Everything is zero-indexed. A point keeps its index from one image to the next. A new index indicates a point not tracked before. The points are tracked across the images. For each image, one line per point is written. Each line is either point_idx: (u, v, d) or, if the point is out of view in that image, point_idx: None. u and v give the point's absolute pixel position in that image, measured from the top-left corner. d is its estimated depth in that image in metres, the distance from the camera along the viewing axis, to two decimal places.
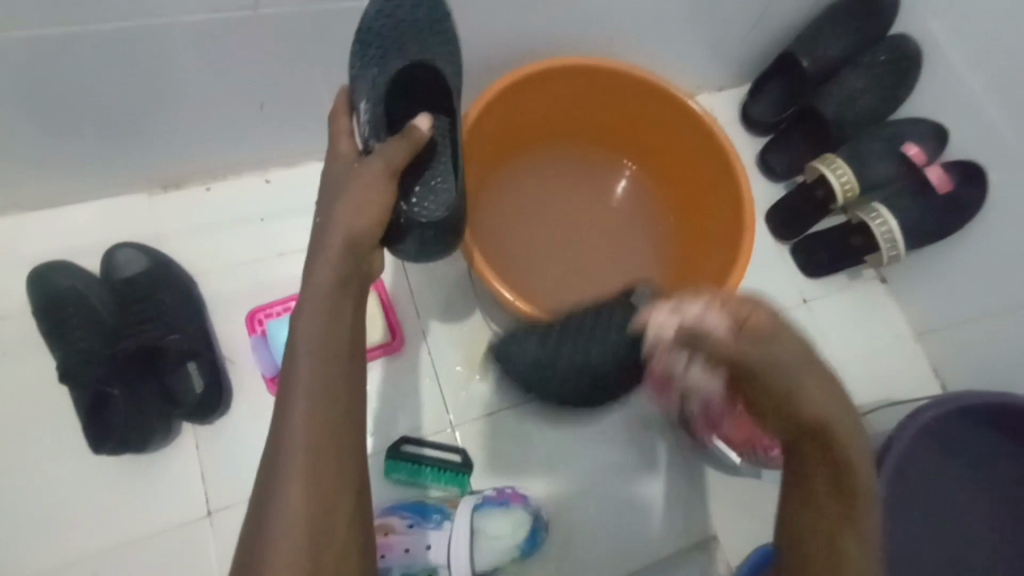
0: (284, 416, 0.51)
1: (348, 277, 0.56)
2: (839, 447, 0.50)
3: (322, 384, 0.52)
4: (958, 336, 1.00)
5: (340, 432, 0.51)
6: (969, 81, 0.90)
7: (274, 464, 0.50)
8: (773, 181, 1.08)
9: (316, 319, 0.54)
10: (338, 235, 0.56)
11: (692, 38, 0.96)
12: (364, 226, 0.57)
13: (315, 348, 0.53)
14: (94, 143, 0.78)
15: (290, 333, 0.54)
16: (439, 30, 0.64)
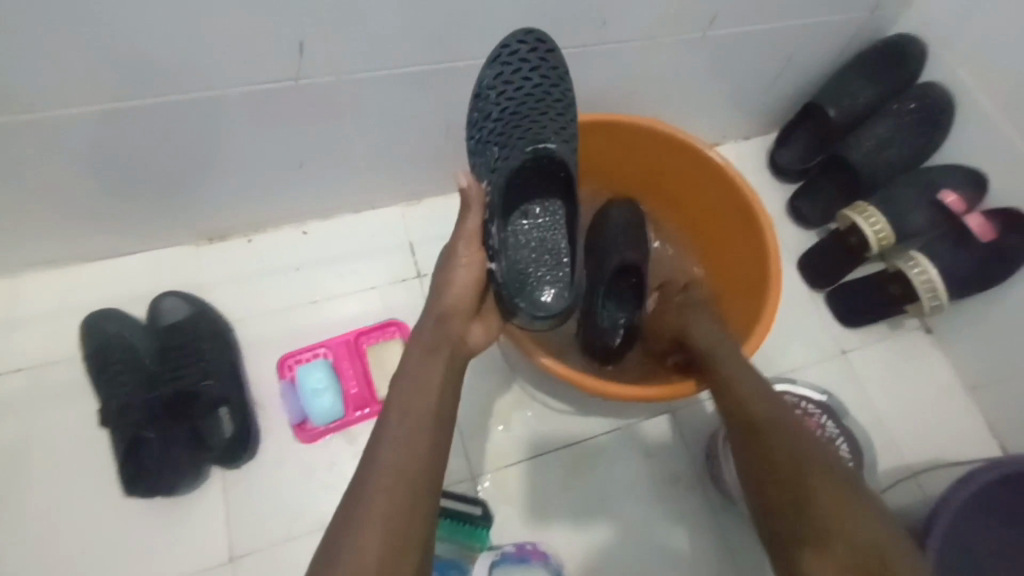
0: (371, 456, 0.55)
1: (438, 344, 0.62)
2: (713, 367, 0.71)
3: (411, 437, 0.56)
4: (1014, 393, 0.93)
5: (418, 482, 0.53)
6: (1005, 128, 0.88)
7: (353, 503, 0.52)
8: (805, 228, 1.07)
9: (410, 378, 0.60)
10: (434, 308, 0.65)
11: (716, 91, 0.98)
12: (458, 302, 0.65)
13: (410, 403, 0.58)
14: (151, 200, 0.84)
15: (390, 389, 0.59)
16: (558, 114, 0.69)
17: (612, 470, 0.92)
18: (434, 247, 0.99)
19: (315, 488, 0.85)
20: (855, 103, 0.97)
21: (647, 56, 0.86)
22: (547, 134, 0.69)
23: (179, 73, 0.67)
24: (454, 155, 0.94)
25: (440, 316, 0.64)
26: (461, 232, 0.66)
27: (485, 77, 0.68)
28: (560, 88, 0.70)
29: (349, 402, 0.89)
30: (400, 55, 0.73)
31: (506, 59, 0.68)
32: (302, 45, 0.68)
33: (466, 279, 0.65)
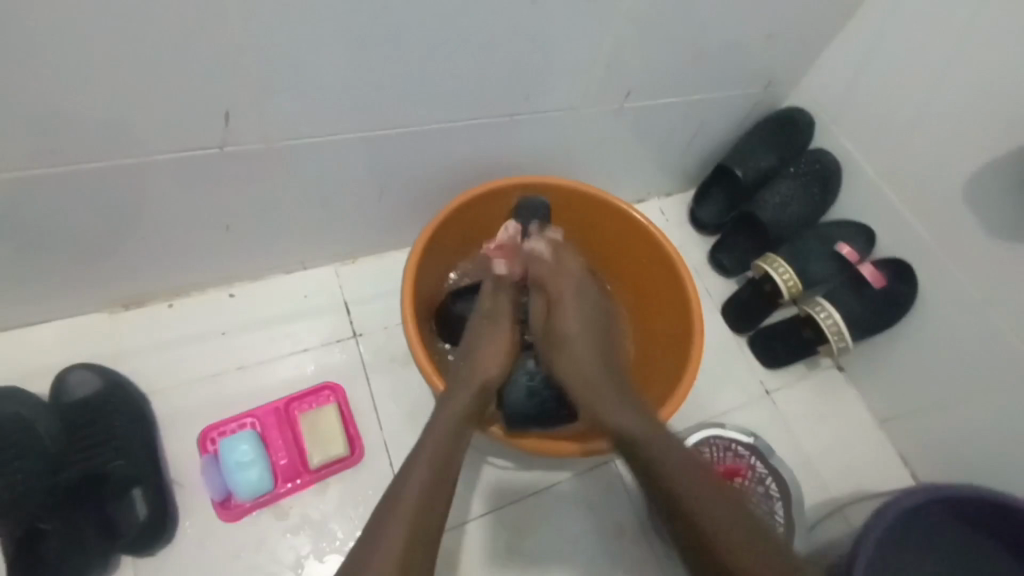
0: (397, 488, 0.58)
1: (473, 411, 0.69)
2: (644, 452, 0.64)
3: (431, 488, 0.58)
4: (918, 426, 1.01)
5: (426, 537, 0.55)
6: (884, 189, 1.00)
7: (370, 541, 0.53)
8: (725, 277, 1.15)
9: (441, 436, 0.63)
10: (477, 376, 0.72)
11: (638, 154, 1.06)
12: (494, 372, 0.74)
13: (435, 458, 0.61)
14: (64, 268, 0.80)
15: (417, 442, 0.63)
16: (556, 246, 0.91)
17: (554, 524, 0.91)
18: (371, 306, 0.99)
19: (241, 570, 0.79)
20: (757, 166, 1.07)
21: (571, 125, 0.93)
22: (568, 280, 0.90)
23: (99, 143, 0.66)
24: (389, 216, 0.96)
25: (479, 385, 0.71)
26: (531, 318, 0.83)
27: (526, 223, 0.89)
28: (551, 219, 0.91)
29: (279, 473, 0.84)
30: (331, 124, 0.75)
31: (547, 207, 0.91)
32: (231, 115, 0.69)
33: (493, 349, 0.76)
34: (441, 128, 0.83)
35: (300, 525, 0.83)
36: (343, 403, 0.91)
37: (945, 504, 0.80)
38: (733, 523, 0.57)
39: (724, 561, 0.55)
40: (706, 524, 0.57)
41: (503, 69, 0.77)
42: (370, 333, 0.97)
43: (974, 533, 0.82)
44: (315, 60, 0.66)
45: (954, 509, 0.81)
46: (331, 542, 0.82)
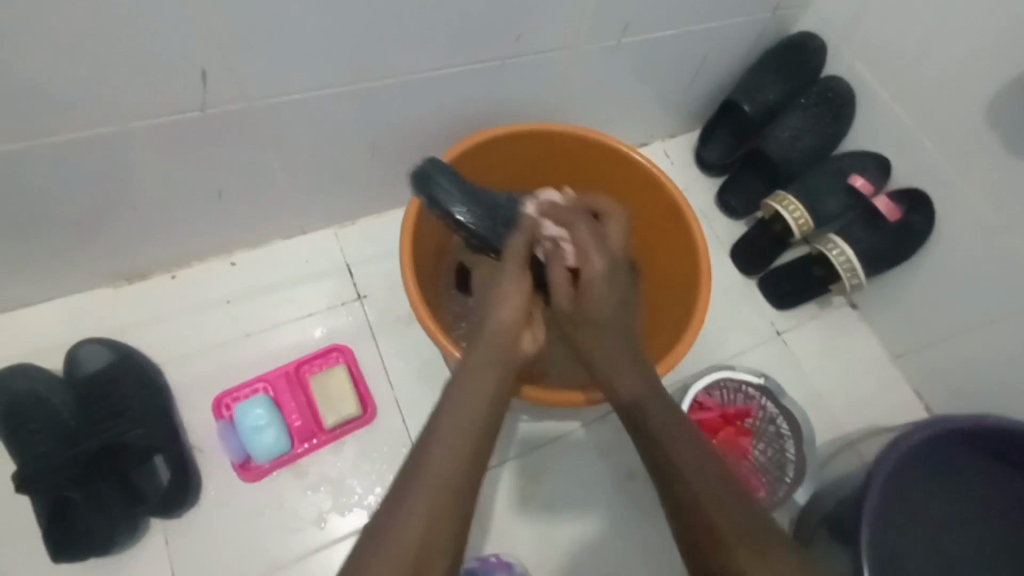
0: (427, 440, 0.55)
1: (498, 355, 0.65)
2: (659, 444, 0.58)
3: (463, 446, 0.55)
4: (931, 359, 1.00)
5: (462, 494, 0.53)
6: (899, 116, 0.95)
7: (401, 490, 0.52)
8: (734, 219, 1.11)
9: (465, 391, 0.61)
10: (500, 318, 0.68)
11: (638, 94, 1.01)
12: (512, 312, 0.69)
13: (462, 412, 0.58)
14: (60, 245, 0.79)
15: (440, 398, 0.60)
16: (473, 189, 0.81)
17: (568, 471, 0.93)
18: (373, 267, 0.98)
19: (267, 528, 0.82)
20: (765, 99, 1.02)
21: (566, 65, 0.88)
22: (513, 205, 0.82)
23: (74, 112, 0.63)
24: (384, 174, 0.93)
25: (499, 329, 0.67)
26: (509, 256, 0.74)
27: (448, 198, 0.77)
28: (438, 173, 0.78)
29: (295, 434, 0.86)
30: (313, 78, 0.72)
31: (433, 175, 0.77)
32: (206, 74, 0.65)
33: (514, 289, 0.70)
34: (429, 76, 0.79)
35: (320, 483, 0.85)
36: (352, 364, 0.91)
37: (958, 433, 0.80)
38: (721, 484, 0.53)
39: (708, 517, 0.51)
40: (691, 481, 0.54)
41: (490, 7, 0.72)
42: (375, 294, 0.96)
43: (989, 462, 0.82)
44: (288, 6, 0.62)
45: (970, 440, 0.81)
46: (351, 498, 0.85)
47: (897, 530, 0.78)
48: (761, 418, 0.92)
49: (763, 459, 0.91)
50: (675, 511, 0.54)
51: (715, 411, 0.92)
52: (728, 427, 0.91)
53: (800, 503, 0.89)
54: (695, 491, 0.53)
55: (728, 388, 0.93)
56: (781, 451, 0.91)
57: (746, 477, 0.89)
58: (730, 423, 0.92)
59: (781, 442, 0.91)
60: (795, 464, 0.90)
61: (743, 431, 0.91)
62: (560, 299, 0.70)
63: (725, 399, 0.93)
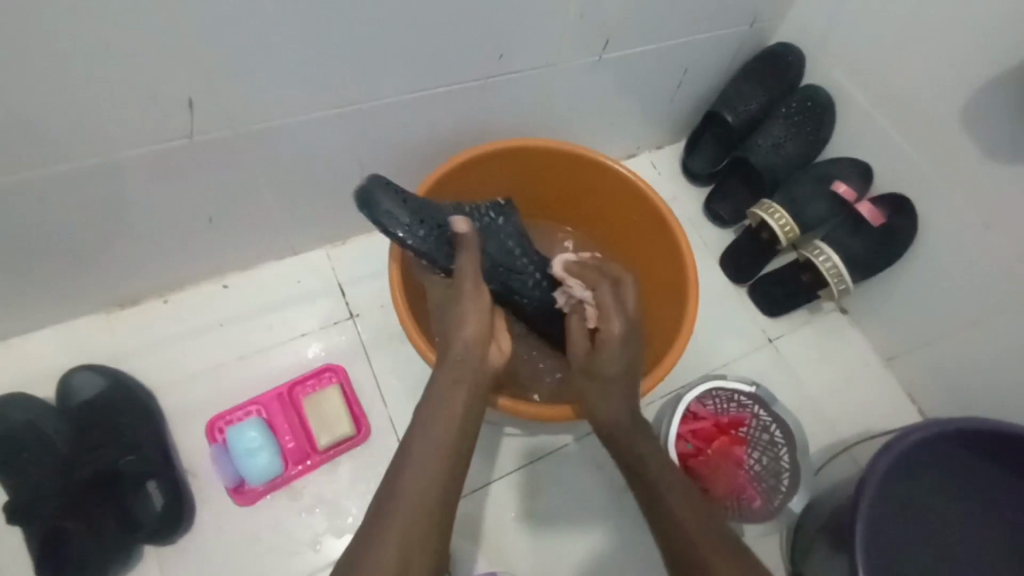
0: (397, 466, 0.57)
1: (460, 374, 0.66)
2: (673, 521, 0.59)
3: (433, 472, 0.57)
4: (923, 360, 1.01)
5: (436, 514, 0.55)
6: (879, 122, 0.96)
7: (378, 514, 0.53)
8: (722, 227, 1.13)
9: (435, 414, 0.62)
10: (462, 336, 0.69)
11: (623, 108, 1.03)
12: (473, 326, 0.70)
13: (433, 433, 0.60)
14: (53, 274, 0.80)
15: (411, 423, 0.61)
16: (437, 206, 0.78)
17: (566, 485, 0.93)
18: (365, 285, 0.98)
19: (262, 552, 0.82)
20: (748, 109, 1.04)
21: (550, 82, 0.90)
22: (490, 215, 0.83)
23: (63, 142, 0.64)
24: None
25: (464, 346, 0.69)
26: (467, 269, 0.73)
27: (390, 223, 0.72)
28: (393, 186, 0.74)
29: (288, 456, 0.86)
30: (300, 103, 0.73)
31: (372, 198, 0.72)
32: (193, 102, 0.66)
33: (475, 307, 0.71)
34: (414, 97, 0.80)
35: (315, 505, 0.85)
36: (346, 384, 0.91)
37: (951, 437, 0.79)
38: (713, 528, 0.58)
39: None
40: (702, 548, 0.56)
41: (471, 28, 0.74)
42: (367, 313, 0.97)
43: (981, 462, 0.82)
44: (271, 32, 0.63)
45: (964, 442, 0.81)
46: (346, 520, 0.84)
47: (893, 533, 0.78)
48: (755, 427, 0.92)
49: (758, 468, 0.91)
50: (673, 559, 0.58)
51: (708, 420, 0.92)
52: (721, 436, 0.91)
53: (796, 511, 0.89)
54: (683, 528, 0.58)
55: (720, 397, 0.93)
56: (775, 458, 0.91)
57: (742, 486, 0.89)
58: (723, 432, 0.91)
59: (775, 450, 0.91)
60: (790, 471, 0.90)
61: (736, 440, 0.91)
62: (577, 354, 0.79)
63: (718, 408, 0.93)
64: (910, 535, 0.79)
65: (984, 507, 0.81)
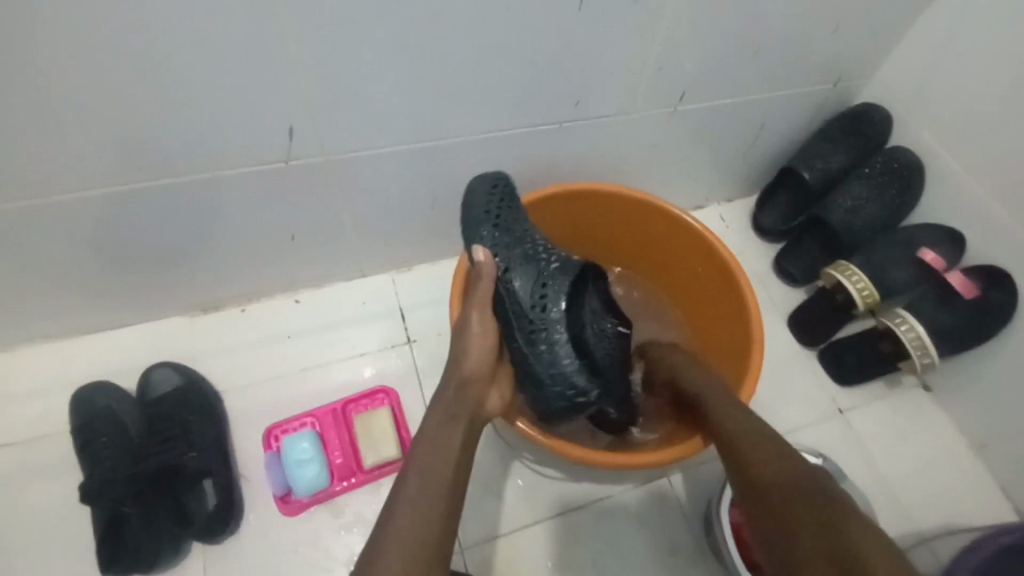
0: (395, 491, 0.58)
1: (459, 409, 0.68)
2: (835, 533, 0.51)
3: (425, 504, 0.57)
4: (1022, 453, 0.90)
5: (431, 552, 0.54)
6: (974, 189, 0.91)
7: (376, 539, 0.54)
8: (793, 286, 1.08)
9: (429, 447, 0.62)
10: (458, 372, 0.71)
11: (694, 159, 1.03)
12: (474, 363, 0.72)
13: (426, 467, 0.60)
14: (152, 276, 0.88)
15: (409, 450, 0.62)
16: (520, 234, 0.79)
17: (606, 540, 0.88)
18: (425, 313, 1.01)
19: (299, 564, 0.83)
20: (827, 167, 1.01)
21: (623, 130, 0.91)
22: (552, 262, 0.78)
23: (180, 158, 0.72)
24: (443, 225, 0.98)
25: (460, 381, 0.70)
26: (478, 301, 0.75)
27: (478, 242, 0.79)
28: (505, 193, 0.81)
29: (334, 471, 0.88)
30: (386, 137, 0.78)
31: (491, 194, 0.81)
32: (293, 131, 0.73)
33: (478, 343, 0.73)
34: (492, 137, 0.84)
35: (354, 524, 0.85)
36: (397, 406, 0.93)
37: None
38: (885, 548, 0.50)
39: None
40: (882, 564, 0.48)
41: (551, 76, 0.77)
42: (424, 339, 0.99)
43: None
44: (370, 71, 0.69)
45: None
46: None
47: None
48: None
49: None
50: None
51: None
52: None
53: None
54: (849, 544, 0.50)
55: None
56: None
57: None
58: None
59: None
60: None
61: None
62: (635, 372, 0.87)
63: None
64: None
65: None
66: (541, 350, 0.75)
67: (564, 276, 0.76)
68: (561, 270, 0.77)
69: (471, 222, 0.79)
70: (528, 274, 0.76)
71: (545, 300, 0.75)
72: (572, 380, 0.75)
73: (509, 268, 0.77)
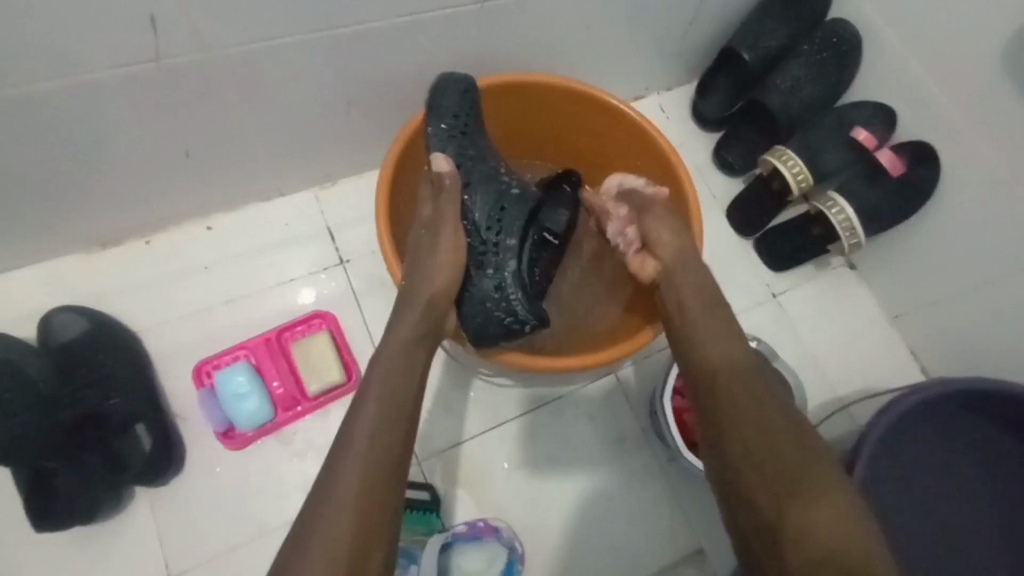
0: (357, 406, 0.58)
1: (423, 326, 0.66)
2: (744, 419, 0.58)
3: (382, 425, 0.57)
4: (931, 320, 0.98)
5: (387, 469, 0.55)
6: (908, 63, 0.89)
7: (336, 450, 0.55)
8: (731, 177, 1.07)
9: (391, 371, 0.61)
10: (426, 291, 0.68)
11: (633, 42, 0.95)
12: (442, 281, 0.69)
13: (383, 391, 0.59)
14: (27, 211, 0.76)
15: (370, 365, 0.61)
16: (480, 149, 0.78)
17: (559, 436, 0.92)
18: (356, 230, 0.94)
19: (252, 495, 0.82)
20: (768, 46, 0.96)
21: (555, 10, 0.82)
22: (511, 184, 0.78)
23: (19, 63, 0.59)
24: (363, 131, 0.89)
25: (428, 298, 0.68)
26: (447, 215, 0.72)
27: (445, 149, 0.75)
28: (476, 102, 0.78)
29: (278, 401, 0.85)
30: (279, 26, 0.66)
31: (467, 96, 0.77)
32: (156, 19, 0.60)
33: (445, 260, 0.71)
34: (405, 22, 0.74)
35: (306, 451, 0.84)
36: (336, 330, 0.89)
37: (955, 399, 0.78)
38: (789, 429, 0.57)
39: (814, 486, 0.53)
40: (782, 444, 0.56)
41: None
42: (358, 259, 0.93)
43: (981, 423, 0.81)
44: None
45: (963, 403, 0.79)
46: None
47: (890, 489, 0.79)
48: None
49: None
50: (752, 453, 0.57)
51: None
52: None
53: None
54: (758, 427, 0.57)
55: None
56: None
57: None
58: None
59: None
60: None
61: None
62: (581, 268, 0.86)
63: None
64: (906, 491, 0.79)
65: (982, 466, 0.81)
66: (480, 274, 0.74)
67: (521, 204, 0.77)
68: (519, 199, 0.77)
69: (436, 133, 0.76)
70: (489, 195, 0.76)
71: (502, 224, 0.75)
72: (514, 308, 0.71)
73: (472, 186, 0.76)
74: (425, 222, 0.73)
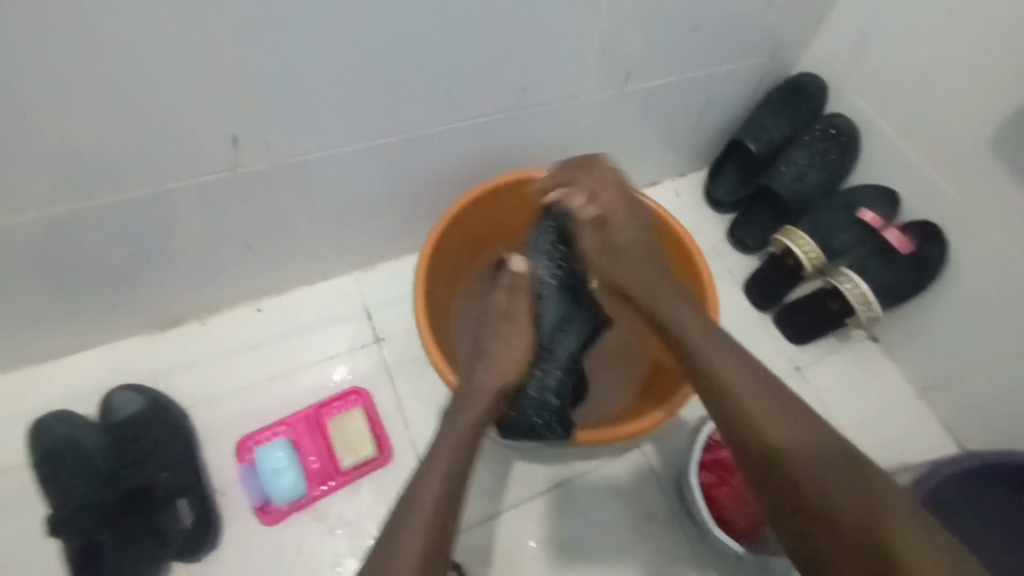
0: (428, 468, 0.62)
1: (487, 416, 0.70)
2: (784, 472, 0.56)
3: (443, 501, 0.58)
4: (964, 394, 0.96)
5: (441, 544, 0.56)
6: (903, 151, 0.96)
7: (404, 514, 0.57)
8: (747, 255, 1.12)
9: (454, 452, 0.64)
10: (490, 383, 0.73)
11: (645, 137, 1.04)
12: (510, 372, 0.75)
13: (445, 470, 0.61)
14: (102, 298, 0.86)
15: (438, 434, 0.66)
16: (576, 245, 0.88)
17: (587, 514, 0.91)
18: (392, 309, 1.01)
19: (284, 571, 0.83)
20: (771, 138, 1.05)
21: (573, 114, 0.92)
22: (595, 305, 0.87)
23: (120, 177, 0.70)
24: (401, 220, 0.98)
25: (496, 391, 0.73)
26: (523, 309, 0.80)
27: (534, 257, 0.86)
28: None
29: (312, 476, 0.88)
30: (332, 137, 0.77)
31: None
32: (235, 138, 0.71)
33: (518, 352, 0.77)
34: (441, 129, 0.84)
35: (337, 527, 0.86)
36: (370, 407, 0.93)
37: (990, 472, 0.77)
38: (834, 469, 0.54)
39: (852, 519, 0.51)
40: (816, 484, 0.54)
41: (496, 64, 0.77)
42: (392, 337, 0.99)
43: (1023, 494, 0.78)
44: (316, 73, 0.68)
45: (998, 475, 0.77)
46: (367, 542, 0.86)
47: None
48: None
49: None
50: (792, 498, 0.55)
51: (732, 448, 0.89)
52: None
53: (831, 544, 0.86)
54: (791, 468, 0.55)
55: None
56: None
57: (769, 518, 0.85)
58: None
59: None
60: None
61: None
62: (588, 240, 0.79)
63: None
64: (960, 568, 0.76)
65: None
66: (535, 375, 0.83)
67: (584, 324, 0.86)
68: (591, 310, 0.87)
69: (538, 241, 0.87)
70: (562, 300, 0.86)
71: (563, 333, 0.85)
72: (549, 413, 0.80)
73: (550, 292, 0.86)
74: (506, 309, 0.80)
